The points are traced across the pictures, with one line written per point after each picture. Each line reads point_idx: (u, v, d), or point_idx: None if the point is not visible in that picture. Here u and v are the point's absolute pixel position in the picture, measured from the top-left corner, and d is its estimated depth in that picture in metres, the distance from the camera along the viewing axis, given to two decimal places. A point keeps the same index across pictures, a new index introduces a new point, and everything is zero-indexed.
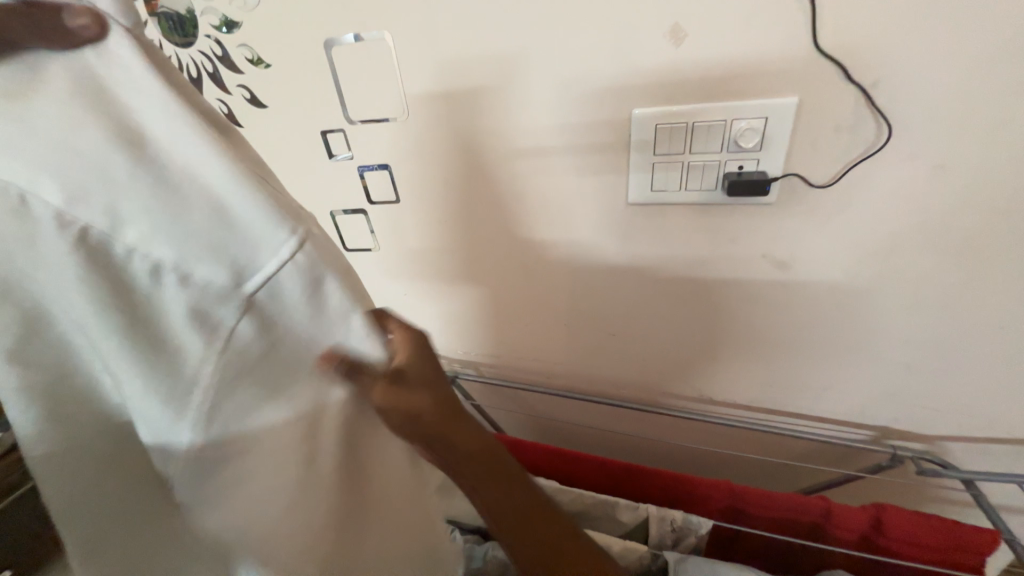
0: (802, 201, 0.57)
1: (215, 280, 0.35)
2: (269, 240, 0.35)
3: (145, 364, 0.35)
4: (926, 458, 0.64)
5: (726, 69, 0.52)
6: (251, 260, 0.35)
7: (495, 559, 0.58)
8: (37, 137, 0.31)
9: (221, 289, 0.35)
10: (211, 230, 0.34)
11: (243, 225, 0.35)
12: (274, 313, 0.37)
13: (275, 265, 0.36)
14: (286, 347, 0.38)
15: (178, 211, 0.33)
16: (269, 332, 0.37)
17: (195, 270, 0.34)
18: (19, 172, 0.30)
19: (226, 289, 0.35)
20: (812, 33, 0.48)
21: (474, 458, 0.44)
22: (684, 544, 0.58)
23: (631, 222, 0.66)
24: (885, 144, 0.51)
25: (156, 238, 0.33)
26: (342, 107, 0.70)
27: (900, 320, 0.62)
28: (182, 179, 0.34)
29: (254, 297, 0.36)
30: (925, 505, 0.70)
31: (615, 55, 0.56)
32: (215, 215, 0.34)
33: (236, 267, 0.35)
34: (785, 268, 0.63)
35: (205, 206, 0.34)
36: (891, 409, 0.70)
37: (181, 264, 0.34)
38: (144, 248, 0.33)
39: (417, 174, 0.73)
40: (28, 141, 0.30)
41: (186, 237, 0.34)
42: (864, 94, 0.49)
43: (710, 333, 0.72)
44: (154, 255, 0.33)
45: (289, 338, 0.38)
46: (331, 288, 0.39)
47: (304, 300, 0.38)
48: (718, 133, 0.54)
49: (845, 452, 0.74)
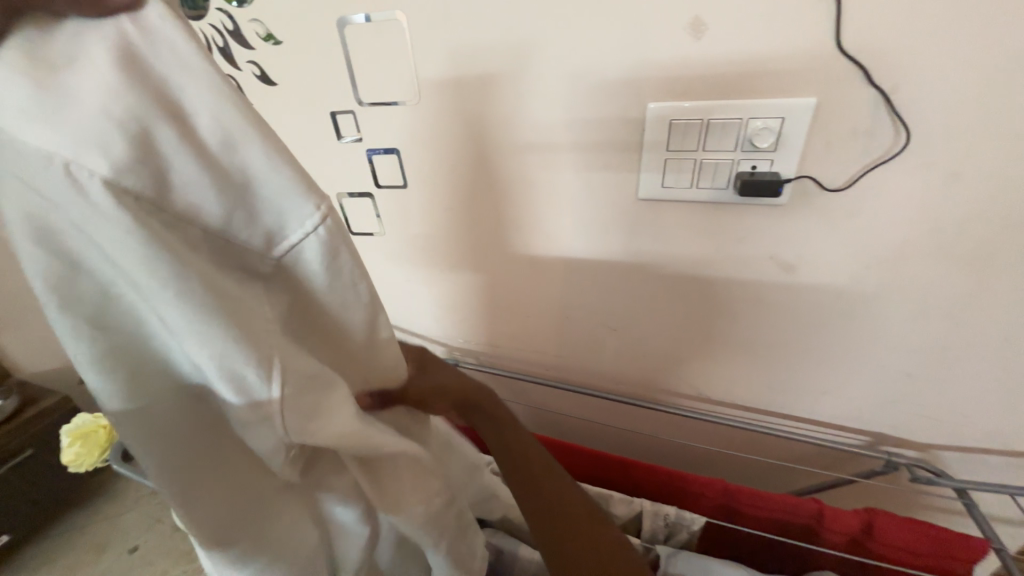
0: (813, 204, 0.56)
1: (251, 241, 0.33)
2: (294, 208, 0.33)
3: (176, 329, 0.31)
4: (920, 467, 0.64)
5: (744, 65, 0.51)
6: (279, 224, 0.34)
7: (491, 545, 0.59)
8: (63, 101, 0.26)
9: (256, 250, 0.33)
10: (240, 192, 0.31)
11: (270, 189, 0.32)
12: (299, 276, 0.36)
13: (298, 233, 0.34)
14: (314, 305, 0.37)
15: (211, 171, 0.30)
16: (296, 288, 0.36)
17: (233, 228, 0.32)
18: (42, 134, 0.26)
19: (260, 250, 0.33)
20: (835, 32, 0.47)
21: (451, 393, 0.52)
22: (677, 539, 0.59)
23: (639, 218, 0.66)
24: (902, 149, 0.50)
25: (193, 196, 0.30)
26: (353, 88, 0.69)
27: (903, 328, 0.62)
28: (220, 141, 0.30)
29: (283, 258, 0.34)
30: (915, 511, 0.71)
31: (633, 46, 0.55)
32: (242, 179, 0.31)
33: (268, 230, 0.33)
34: (791, 271, 0.62)
35: (239, 170, 0.31)
36: (888, 416, 0.70)
37: (220, 225, 0.31)
38: (186, 206, 0.30)
39: (425, 159, 0.72)
40: (43, 103, 0.26)
41: (224, 197, 0.31)
42: (884, 98, 0.48)
43: (712, 332, 0.72)
44: (197, 213, 0.30)
45: (311, 296, 0.37)
46: (341, 254, 0.36)
47: (324, 265, 0.35)
48: (733, 131, 0.54)
49: (840, 457, 0.74)
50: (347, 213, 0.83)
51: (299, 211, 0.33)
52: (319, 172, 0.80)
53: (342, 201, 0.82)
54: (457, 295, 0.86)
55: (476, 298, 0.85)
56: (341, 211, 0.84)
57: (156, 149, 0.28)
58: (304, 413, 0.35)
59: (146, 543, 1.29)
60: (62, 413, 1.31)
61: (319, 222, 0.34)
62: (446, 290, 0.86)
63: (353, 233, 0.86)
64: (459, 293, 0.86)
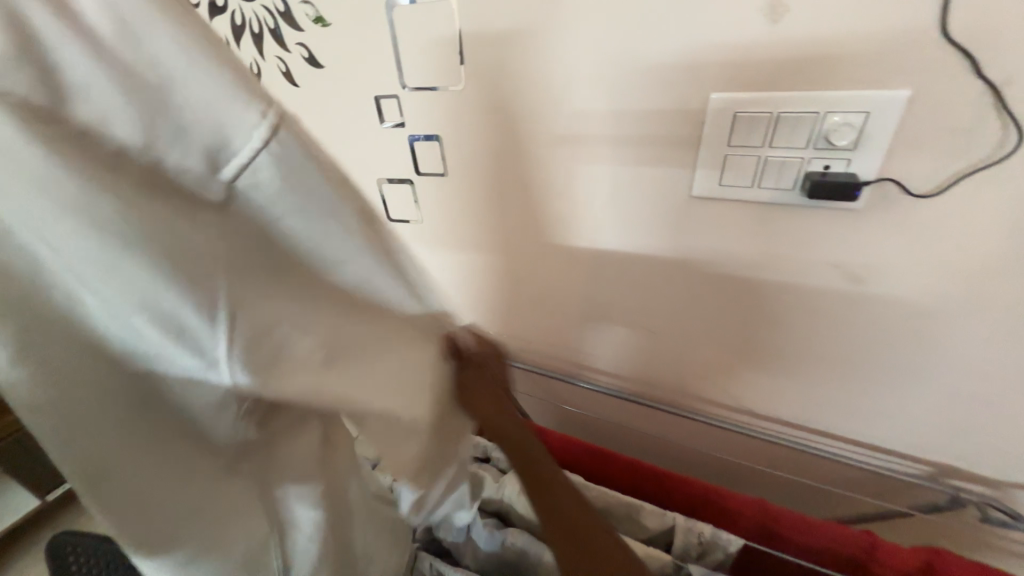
0: (892, 210, 0.51)
1: (189, 168, 0.28)
2: (236, 120, 0.28)
3: (107, 268, 0.28)
4: (992, 505, 0.59)
5: (826, 53, 0.46)
6: (218, 138, 0.28)
7: (513, 547, 0.55)
8: None
9: (198, 178, 0.29)
10: (165, 102, 0.27)
11: (202, 98, 0.27)
12: (255, 206, 0.31)
13: (248, 150, 0.29)
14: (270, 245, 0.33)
15: (130, 80, 0.26)
16: (247, 223, 0.32)
17: (165, 153, 0.28)
18: None
19: (203, 178, 0.29)
20: (941, 16, 0.41)
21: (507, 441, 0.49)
22: (710, 558, 0.55)
23: (690, 217, 0.61)
24: (1011, 153, 0.44)
25: (114, 112, 0.26)
26: (399, 72, 0.68)
27: (985, 353, 0.55)
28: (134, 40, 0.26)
29: (232, 186, 0.30)
30: (982, 553, 0.64)
31: (697, 30, 0.50)
32: (166, 88, 0.27)
33: (208, 152, 0.29)
34: (859, 282, 0.57)
35: (162, 77, 0.26)
36: (957, 447, 0.63)
37: (149, 146, 0.27)
38: (99, 121, 0.26)
39: (467, 147, 0.70)
40: None
41: (150, 111, 0.26)
42: (993, 93, 0.42)
43: (760, 342, 0.68)
44: (111, 131, 0.26)
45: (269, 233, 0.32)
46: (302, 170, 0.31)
47: (281, 190, 0.31)
48: (807, 126, 0.49)
49: (896, 487, 0.68)
50: (386, 199, 0.83)
51: (240, 120, 0.28)
52: (361, 157, 0.80)
53: (382, 186, 0.82)
54: (492, 287, 0.85)
55: (510, 291, 0.83)
56: (380, 197, 0.84)
57: (63, 55, 0.24)
58: (267, 362, 0.32)
59: None
60: None
61: (271, 130, 0.29)
62: (481, 282, 0.85)
63: (392, 219, 0.86)
64: (494, 285, 0.84)
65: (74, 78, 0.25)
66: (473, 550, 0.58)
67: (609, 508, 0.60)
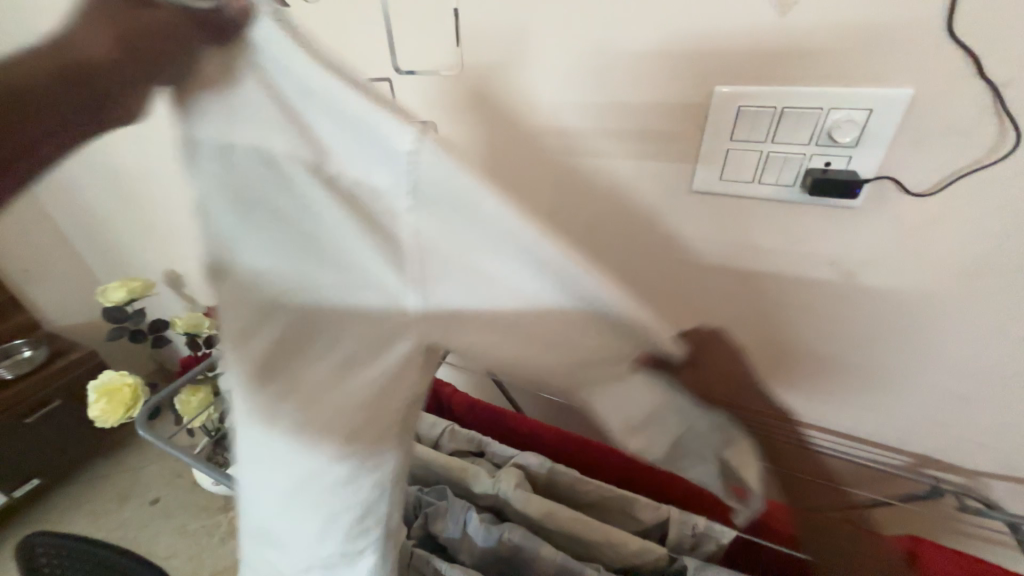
0: (890, 208, 0.51)
1: (359, 178, 0.32)
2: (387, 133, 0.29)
3: (302, 253, 0.35)
4: (968, 495, 0.60)
5: (831, 49, 0.46)
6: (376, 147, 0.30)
7: (509, 542, 0.55)
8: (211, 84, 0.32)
9: (371, 188, 0.32)
10: (337, 122, 0.30)
11: (357, 119, 0.29)
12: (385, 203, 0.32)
13: (395, 157, 0.30)
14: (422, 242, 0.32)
15: (313, 111, 0.30)
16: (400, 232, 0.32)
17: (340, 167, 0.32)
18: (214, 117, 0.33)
19: (376, 190, 0.32)
20: (948, 16, 0.41)
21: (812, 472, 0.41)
22: (702, 550, 0.56)
23: (688, 211, 0.61)
24: (1008, 154, 0.45)
25: (293, 134, 0.32)
26: (393, 54, 0.65)
27: (970, 350, 0.57)
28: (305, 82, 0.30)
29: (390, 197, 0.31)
30: (950, 536, 0.68)
31: (705, 19, 0.49)
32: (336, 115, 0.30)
33: (364, 167, 0.31)
34: (851, 279, 0.58)
35: (326, 104, 0.30)
36: (934, 438, 0.66)
37: (324, 160, 0.32)
38: (290, 150, 0.32)
39: (462, 134, 0.69)
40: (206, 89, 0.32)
41: (331, 127, 0.31)
42: (994, 94, 0.43)
43: (752, 336, 0.68)
44: (302, 154, 0.32)
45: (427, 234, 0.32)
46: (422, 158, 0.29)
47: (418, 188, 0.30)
48: (810, 122, 0.49)
49: (876, 477, 0.70)
50: None
51: (395, 134, 0.29)
52: None
53: None
54: None
55: None
56: None
57: (267, 120, 0.32)
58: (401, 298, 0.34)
59: (168, 494, 1.35)
60: (92, 364, 1.36)
61: (418, 133, 0.29)
62: None
63: None
64: None
65: (271, 102, 0.31)
66: (469, 546, 0.57)
67: (603, 501, 0.61)
